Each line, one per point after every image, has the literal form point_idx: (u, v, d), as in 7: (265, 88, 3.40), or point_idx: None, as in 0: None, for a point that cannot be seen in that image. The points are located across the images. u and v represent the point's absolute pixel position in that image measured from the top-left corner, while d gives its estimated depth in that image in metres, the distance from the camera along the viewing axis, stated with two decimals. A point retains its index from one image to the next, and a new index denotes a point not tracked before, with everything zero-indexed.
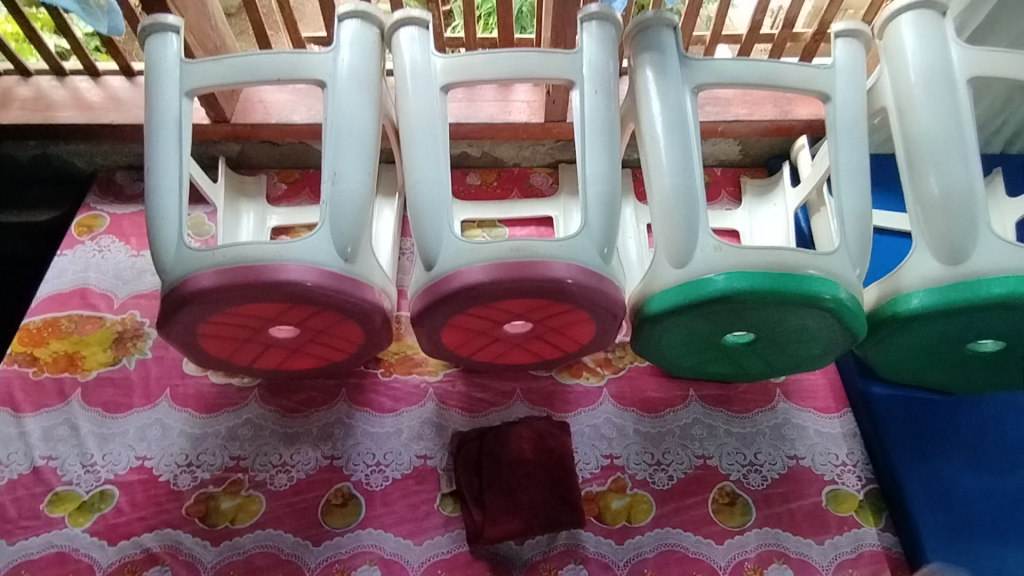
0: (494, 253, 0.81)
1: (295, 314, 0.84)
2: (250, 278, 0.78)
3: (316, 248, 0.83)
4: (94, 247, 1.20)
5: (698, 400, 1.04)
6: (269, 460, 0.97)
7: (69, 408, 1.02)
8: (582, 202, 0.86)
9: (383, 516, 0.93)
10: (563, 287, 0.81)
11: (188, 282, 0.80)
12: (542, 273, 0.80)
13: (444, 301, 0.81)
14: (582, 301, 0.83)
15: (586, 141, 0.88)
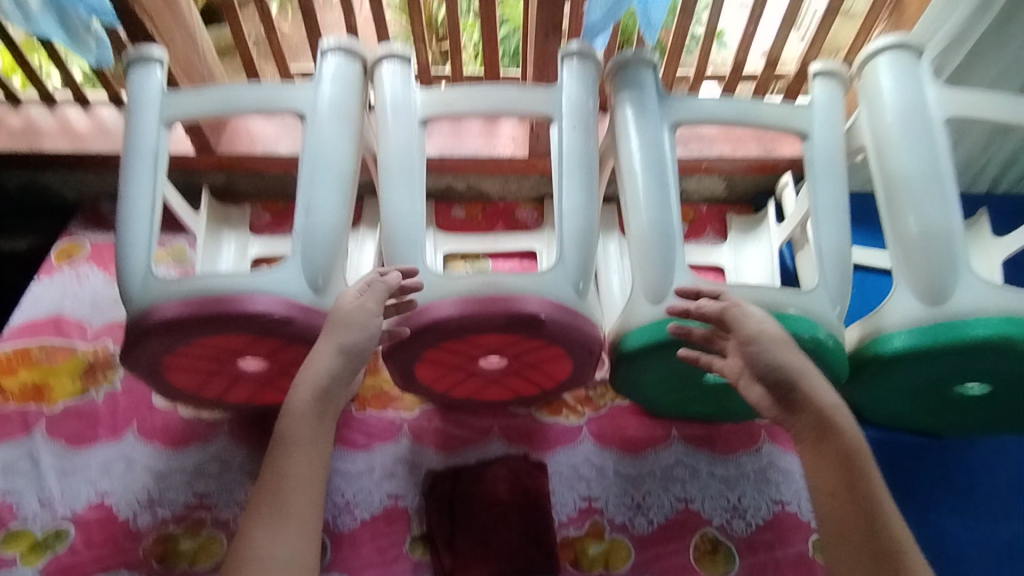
0: (466, 287, 0.80)
1: (263, 347, 0.82)
2: (215, 310, 0.77)
3: (285, 279, 0.82)
4: (72, 274, 1.19)
5: (681, 439, 1.01)
6: (233, 498, 0.94)
7: (32, 440, 0.99)
8: (558, 237, 0.85)
9: (350, 559, 0.89)
10: (536, 323, 0.79)
11: (153, 312, 0.78)
12: (516, 309, 0.78)
13: (414, 336, 0.80)
14: (556, 337, 0.81)
15: (563, 176, 0.87)
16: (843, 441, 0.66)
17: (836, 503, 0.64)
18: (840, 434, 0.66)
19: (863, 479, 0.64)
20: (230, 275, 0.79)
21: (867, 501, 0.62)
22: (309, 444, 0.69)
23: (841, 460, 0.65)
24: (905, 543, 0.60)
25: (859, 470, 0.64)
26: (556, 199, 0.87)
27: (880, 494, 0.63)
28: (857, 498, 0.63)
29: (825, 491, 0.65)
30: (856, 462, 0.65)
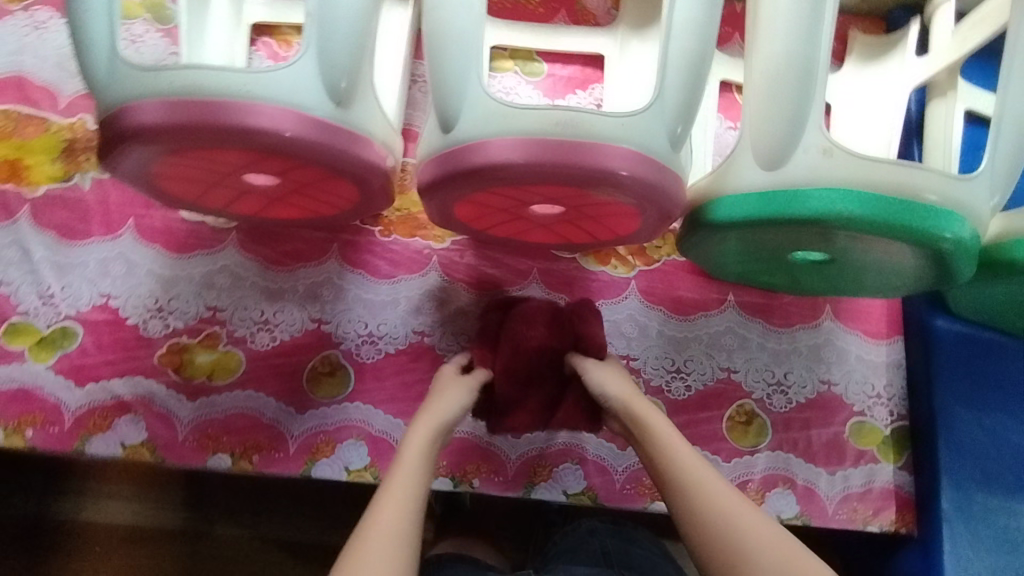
0: (532, 124, 0.60)
1: (272, 165, 0.67)
2: (206, 119, 0.59)
3: (296, 82, 0.62)
4: (28, 23, 0.96)
5: (736, 306, 0.93)
6: (249, 316, 0.87)
7: (17, 226, 0.87)
8: (661, 60, 0.63)
9: (374, 391, 0.85)
10: (616, 181, 0.61)
11: (127, 112, 0.60)
12: (593, 162, 0.60)
13: (462, 179, 0.63)
14: (635, 197, 0.65)
15: None
16: (633, 419, 0.74)
17: (656, 480, 0.70)
18: (630, 418, 0.74)
19: (649, 450, 0.71)
20: (225, 70, 0.59)
21: (661, 467, 0.69)
22: (440, 431, 0.73)
23: (641, 443, 0.72)
24: (695, 482, 0.65)
25: (647, 442, 0.71)
26: (665, 4, 0.63)
27: (668, 450, 0.69)
28: (655, 468, 0.70)
29: (651, 474, 0.71)
30: (646, 436, 0.72)
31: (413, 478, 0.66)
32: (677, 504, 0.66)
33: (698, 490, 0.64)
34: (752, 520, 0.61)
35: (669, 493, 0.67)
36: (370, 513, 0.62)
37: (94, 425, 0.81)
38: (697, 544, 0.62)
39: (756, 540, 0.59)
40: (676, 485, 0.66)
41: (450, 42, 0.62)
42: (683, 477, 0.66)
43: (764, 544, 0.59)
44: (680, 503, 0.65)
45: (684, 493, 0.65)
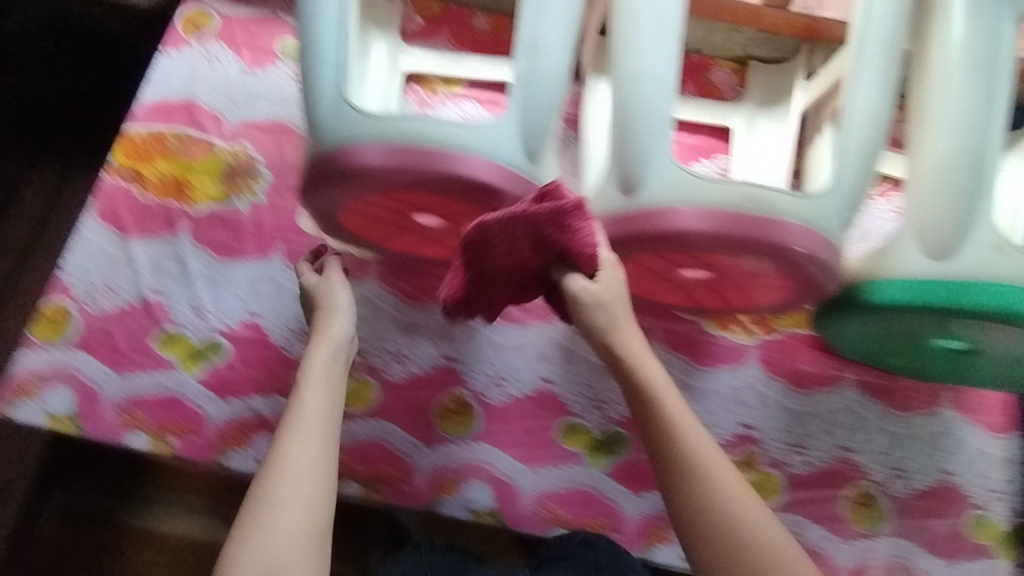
0: (719, 197, 0.63)
1: (458, 211, 0.71)
2: (426, 166, 0.64)
3: (501, 137, 0.67)
4: (201, 52, 1.02)
5: (856, 386, 0.93)
6: (385, 347, 0.90)
7: (177, 241, 0.92)
8: (841, 148, 0.66)
9: (499, 433, 0.87)
10: (791, 259, 0.64)
11: (351, 154, 0.65)
12: (775, 239, 0.62)
13: (640, 242, 0.66)
14: (804, 275, 0.67)
15: (863, 64, 0.66)
16: (659, 414, 0.66)
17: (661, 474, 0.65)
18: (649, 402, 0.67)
19: (685, 451, 0.65)
20: (441, 122, 0.65)
21: (686, 472, 0.64)
22: (336, 386, 0.73)
23: (661, 440, 0.66)
24: (700, 460, 0.64)
25: (671, 439, 0.65)
26: (845, 95, 0.66)
27: (705, 457, 0.64)
28: (675, 466, 0.65)
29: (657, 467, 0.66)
30: (671, 436, 0.65)
31: (314, 450, 0.67)
32: (696, 511, 0.63)
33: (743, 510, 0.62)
34: (759, 529, 0.62)
35: (696, 502, 0.63)
36: (270, 484, 0.64)
37: (234, 439, 0.85)
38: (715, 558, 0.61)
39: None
40: (710, 496, 0.63)
41: (643, 114, 0.65)
42: (725, 492, 0.63)
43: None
44: (710, 514, 0.62)
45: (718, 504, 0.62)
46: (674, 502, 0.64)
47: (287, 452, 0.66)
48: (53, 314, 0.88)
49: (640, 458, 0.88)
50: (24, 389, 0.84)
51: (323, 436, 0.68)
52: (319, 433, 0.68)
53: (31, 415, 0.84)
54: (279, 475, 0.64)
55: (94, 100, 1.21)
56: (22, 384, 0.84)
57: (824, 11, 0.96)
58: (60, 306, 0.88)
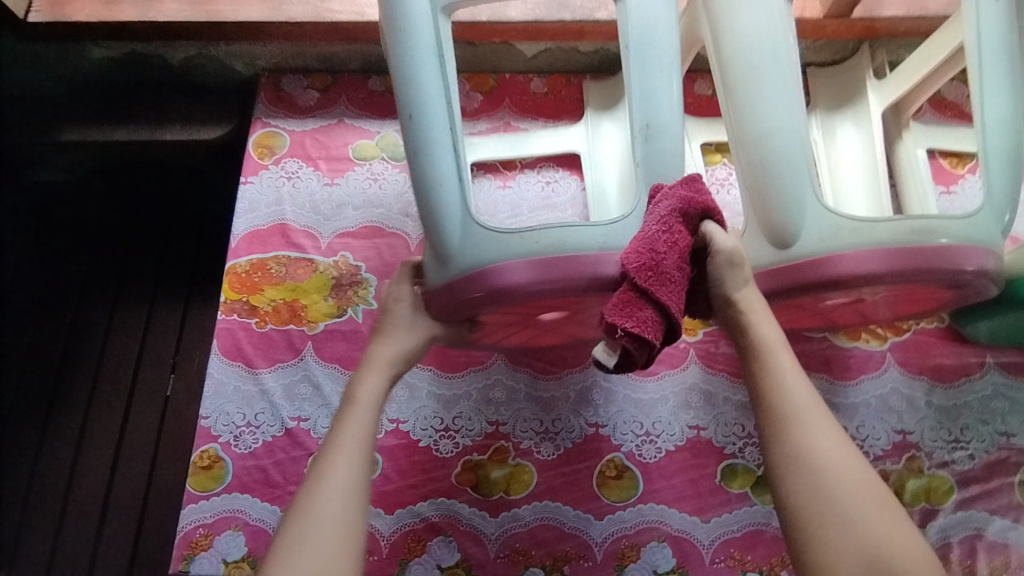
0: (888, 234, 0.66)
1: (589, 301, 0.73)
2: (573, 272, 0.67)
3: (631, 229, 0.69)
4: (281, 173, 1.05)
5: (997, 367, 0.93)
6: (530, 426, 0.91)
7: (305, 363, 0.94)
8: (984, 159, 0.69)
9: (663, 490, 0.87)
10: (965, 278, 0.66)
11: (495, 275, 0.68)
12: (951, 262, 0.65)
13: (813, 289, 0.68)
14: (974, 288, 0.70)
15: (985, 76, 0.70)
16: (780, 399, 0.63)
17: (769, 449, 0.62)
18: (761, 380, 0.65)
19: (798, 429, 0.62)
20: (581, 227, 0.68)
21: (787, 438, 0.61)
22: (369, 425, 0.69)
23: (773, 421, 0.63)
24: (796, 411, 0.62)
25: (787, 415, 0.62)
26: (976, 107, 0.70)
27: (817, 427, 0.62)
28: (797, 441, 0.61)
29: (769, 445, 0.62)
30: (781, 407, 0.63)
31: (346, 485, 0.65)
32: (793, 475, 0.60)
33: (839, 467, 0.59)
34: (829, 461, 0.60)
35: (791, 468, 0.60)
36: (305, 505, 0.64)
37: (410, 549, 0.85)
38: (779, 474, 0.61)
39: (861, 516, 0.57)
40: (813, 460, 0.60)
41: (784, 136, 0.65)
42: (831, 454, 0.60)
43: (866, 521, 0.57)
44: (802, 477, 0.60)
45: (817, 467, 0.59)
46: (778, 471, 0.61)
47: (314, 497, 0.64)
48: (206, 462, 0.89)
49: None
50: (198, 543, 0.85)
51: (355, 482, 0.65)
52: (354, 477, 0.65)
53: (208, 567, 0.84)
54: (309, 523, 0.62)
55: (170, 234, 1.27)
56: (194, 538, 0.85)
57: (884, 10, 1.00)
58: (211, 452, 0.89)
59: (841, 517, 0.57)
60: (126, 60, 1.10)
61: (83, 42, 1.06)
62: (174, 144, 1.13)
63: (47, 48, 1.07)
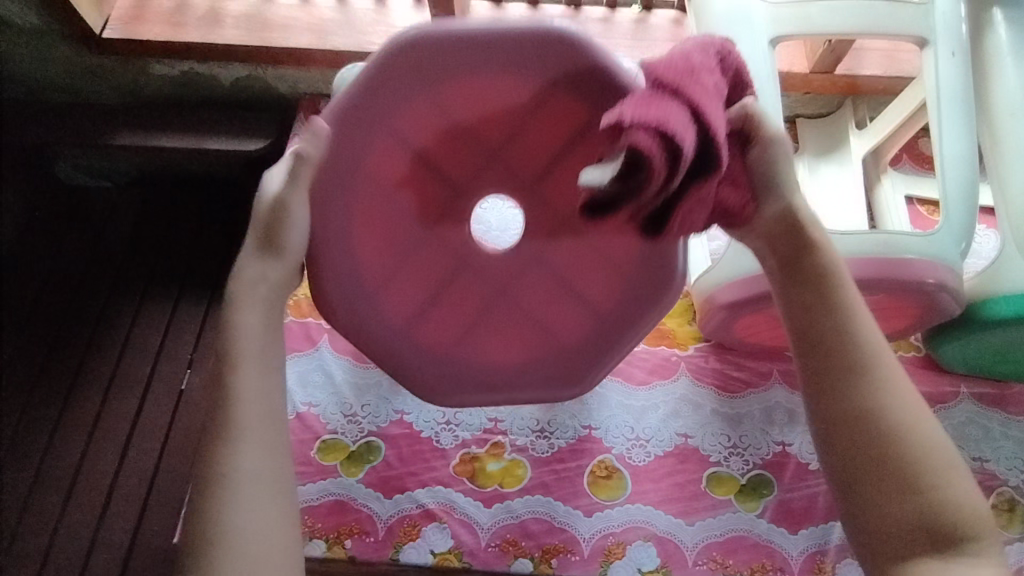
0: (857, 248, 0.75)
1: None
2: None
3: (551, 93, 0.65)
4: None
5: (971, 398, 0.98)
6: (527, 425, 0.96)
7: (320, 354, 1.01)
8: (942, 188, 0.78)
9: (650, 492, 0.91)
10: (925, 290, 0.74)
11: None
12: (911, 275, 0.73)
13: None
14: (936, 304, 0.77)
15: (943, 118, 0.80)
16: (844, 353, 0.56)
17: (828, 412, 0.55)
18: (821, 333, 0.57)
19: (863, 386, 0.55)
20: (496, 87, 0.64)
21: (857, 388, 0.55)
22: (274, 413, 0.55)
23: (842, 364, 0.56)
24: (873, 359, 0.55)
25: (857, 372, 0.55)
26: (935, 144, 0.79)
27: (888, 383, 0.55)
28: (866, 401, 0.54)
29: (828, 405, 0.55)
30: (851, 351, 0.56)
31: (266, 500, 0.51)
32: (858, 440, 0.53)
33: (911, 426, 0.53)
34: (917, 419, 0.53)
35: (859, 433, 0.53)
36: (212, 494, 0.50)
37: (404, 533, 0.88)
38: (840, 430, 0.54)
39: (940, 485, 0.51)
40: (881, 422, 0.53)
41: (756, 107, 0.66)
42: (904, 415, 0.53)
43: (947, 488, 0.51)
44: (871, 442, 0.53)
45: (888, 429, 0.52)
46: (835, 437, 0.54)
47: (222, 485, 0.50)
48: None
49: (790, 496, 0.91)
50: None
51: (266, 489, 0.52)
52: (272, 472, 0.53)
53: None
54: (218, 519, 0.49)
55: (203, 239, 1.35)
56: None
57: (864, 69, 1.11)
58: None
59: (920, 486, 0.51)
60: (184, 78, 1.23)
61: (147, 58, 1.18)
62: (217, 153, 1.21)
63: (113, 62, 1.20)
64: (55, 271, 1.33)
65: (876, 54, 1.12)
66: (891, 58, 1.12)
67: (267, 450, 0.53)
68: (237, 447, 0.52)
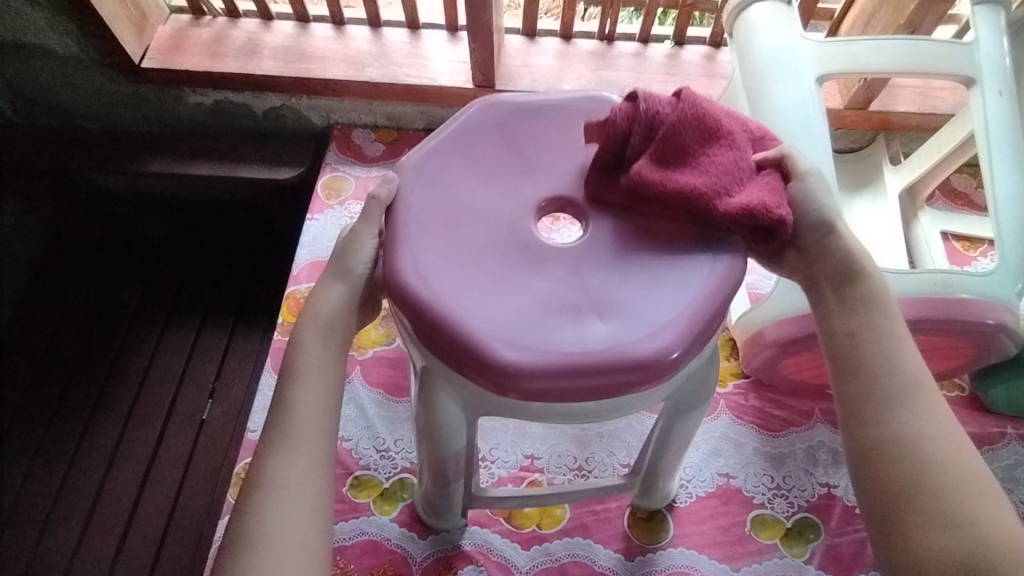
0: (914, 287, 0.75)
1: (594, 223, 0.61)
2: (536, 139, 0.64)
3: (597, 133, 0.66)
4: (345, 213, 1.14)
5: (1018, 440, 0.95)
6: (564, 463, 0.93)
7: (352, 386, 0.99)
8: (996, 228, 0.79)
9: (693, 535, 0.88)
10: (984, 331, 0.74)
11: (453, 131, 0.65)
12: (971, 315, 0.73)
13: None
14: (994, 344, 0.76)
15: (994, 158, 0.80)
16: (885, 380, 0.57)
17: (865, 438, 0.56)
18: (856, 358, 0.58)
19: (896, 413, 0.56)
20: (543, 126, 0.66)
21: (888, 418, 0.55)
22: (322, 439, 0.58)
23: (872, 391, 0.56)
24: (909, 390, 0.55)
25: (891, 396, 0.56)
26: (988, 186, 0.80)
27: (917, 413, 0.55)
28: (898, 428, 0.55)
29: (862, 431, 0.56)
30: (887, 379, 0.56)
31: (304, 515, 0.54)
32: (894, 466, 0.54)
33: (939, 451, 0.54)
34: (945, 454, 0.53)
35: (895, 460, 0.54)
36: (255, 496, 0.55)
37: None
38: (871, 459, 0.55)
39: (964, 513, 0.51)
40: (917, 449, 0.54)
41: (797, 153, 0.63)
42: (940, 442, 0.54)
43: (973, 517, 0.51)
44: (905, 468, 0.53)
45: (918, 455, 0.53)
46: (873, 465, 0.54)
47: (264, 489, 0.55)
48: None
49: (838, 541, 0.88)
50: None
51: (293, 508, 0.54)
52: (301, 488, 0.55)
53: None
54: (255, 525, 0.53)
55: (230, 266, 1.35)
56: None
57: (897, 106, 1.10)
58: None
59: (948, 513, 0.51)
60: (217, 106, 1.24)
61: (183, 87, 1.19)
62: (249, 180, 1.21)
63: (149, 90, 1.21)
64: (79, 296, 1.32)
65: (909, 91, 1.12)
66: (924, 95, 1.12)
67: (304, 473, 0.56)
68: (273, 463, 0.56)
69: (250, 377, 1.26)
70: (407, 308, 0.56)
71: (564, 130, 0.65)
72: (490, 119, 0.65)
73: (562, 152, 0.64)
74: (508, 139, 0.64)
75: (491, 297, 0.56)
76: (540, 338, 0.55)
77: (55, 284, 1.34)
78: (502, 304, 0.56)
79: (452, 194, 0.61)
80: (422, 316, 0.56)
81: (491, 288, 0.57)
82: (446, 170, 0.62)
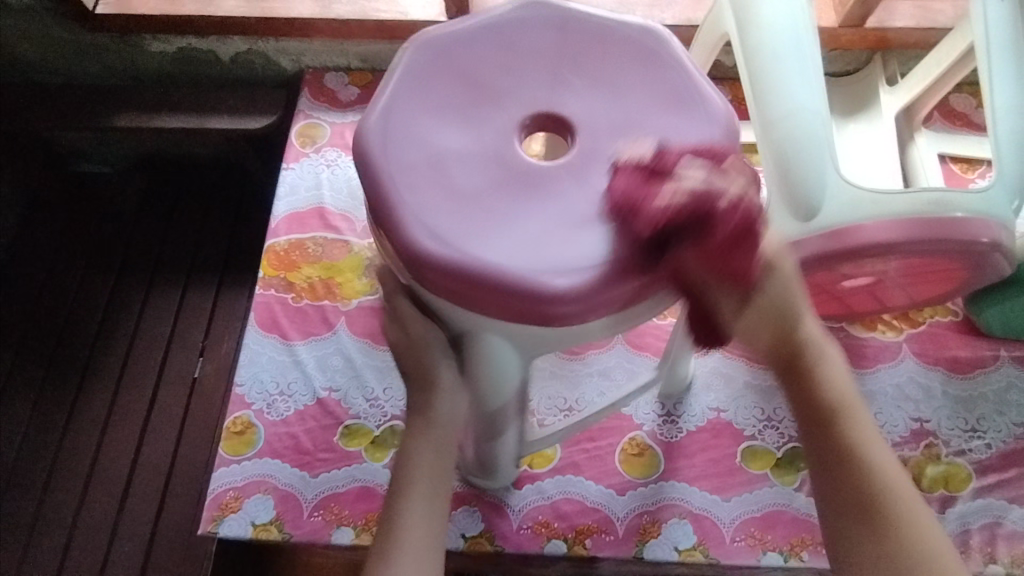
0: (907, 208, 0.72)
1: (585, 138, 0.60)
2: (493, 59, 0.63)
3: (532, 32, 0.64)
4: (321, 160, 1.10)
5: (1011, 361, 0.95)
6: (554, 404, 0.93)
7: (338, 337, 0.98)
8: (993, 144, 0.77)
9: (684, 468, 0.89)
10: (978, 249, 0.73)
11: (400, 91, 0.61)
12: (964, 232, 0.72)
13: (838, 257, 0.72)
14: (986, 261, 0.75)
15: (992, 66, 0.79)
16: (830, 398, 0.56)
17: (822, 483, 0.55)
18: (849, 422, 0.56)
19: (848, 457, 0.54)
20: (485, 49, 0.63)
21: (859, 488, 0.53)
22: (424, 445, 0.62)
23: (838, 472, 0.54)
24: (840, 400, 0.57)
25: (855, 465, 0.54)
26: (986, 96, 0.79)
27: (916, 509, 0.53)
28: (844, 464, 0.54)
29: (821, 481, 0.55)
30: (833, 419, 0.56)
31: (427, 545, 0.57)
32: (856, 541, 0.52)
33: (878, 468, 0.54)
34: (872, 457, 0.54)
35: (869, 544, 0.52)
36: (388, 529, 0.57)
37: None
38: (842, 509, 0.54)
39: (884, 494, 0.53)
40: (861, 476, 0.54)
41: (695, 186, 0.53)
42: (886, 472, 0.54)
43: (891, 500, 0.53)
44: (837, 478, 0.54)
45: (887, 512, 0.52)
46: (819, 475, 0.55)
47: (397, 515, 0.58)
48: (239, 428, 0.92)
49: None
50: (228, 505, 0.87)
51: (433, 506, 0.59)
52: (433, 501, 0.59)
53: (236, 528, 0.86)
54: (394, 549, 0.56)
55: (210, 224, 1.32)
56: (224, 500, 0.87)
57: (894, 22, 1.07)
58: (244, 418, 0.92)
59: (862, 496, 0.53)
60: (181, 54, 1.18)
61: (143, 35, 1.14)
62: (221, 132, 1.16)
63: (108, 40, 1.15)
64: (60, 260, 1.30)
65: (907, 6, 1.08)
66: (924, 10, 1.08)
67: (433, 484, 0.60)
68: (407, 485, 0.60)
69: (238, 335, 1.25)
70: (431, 278, 0.56)
71: (507, 48, 0.63)
72: (431, 60, 0.62)
73: (519, 70, 0.62)
74: (458, 72, 0.62)
75: (511, 230, 0.56)
76: (569, 256, 0.55)
77: (31, 249, 1.30)
78: (519, 228, 0.56)
79: (432, 144, 0.59)
80: (451, 272, 0.55)
81: (507, 219, 0.56)
82: (412, 124, 0.60)
